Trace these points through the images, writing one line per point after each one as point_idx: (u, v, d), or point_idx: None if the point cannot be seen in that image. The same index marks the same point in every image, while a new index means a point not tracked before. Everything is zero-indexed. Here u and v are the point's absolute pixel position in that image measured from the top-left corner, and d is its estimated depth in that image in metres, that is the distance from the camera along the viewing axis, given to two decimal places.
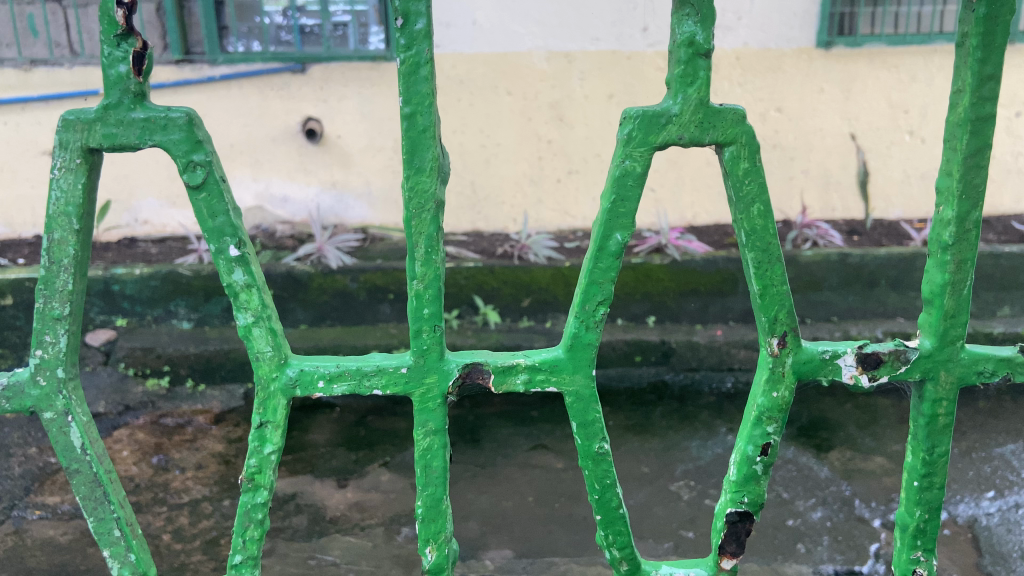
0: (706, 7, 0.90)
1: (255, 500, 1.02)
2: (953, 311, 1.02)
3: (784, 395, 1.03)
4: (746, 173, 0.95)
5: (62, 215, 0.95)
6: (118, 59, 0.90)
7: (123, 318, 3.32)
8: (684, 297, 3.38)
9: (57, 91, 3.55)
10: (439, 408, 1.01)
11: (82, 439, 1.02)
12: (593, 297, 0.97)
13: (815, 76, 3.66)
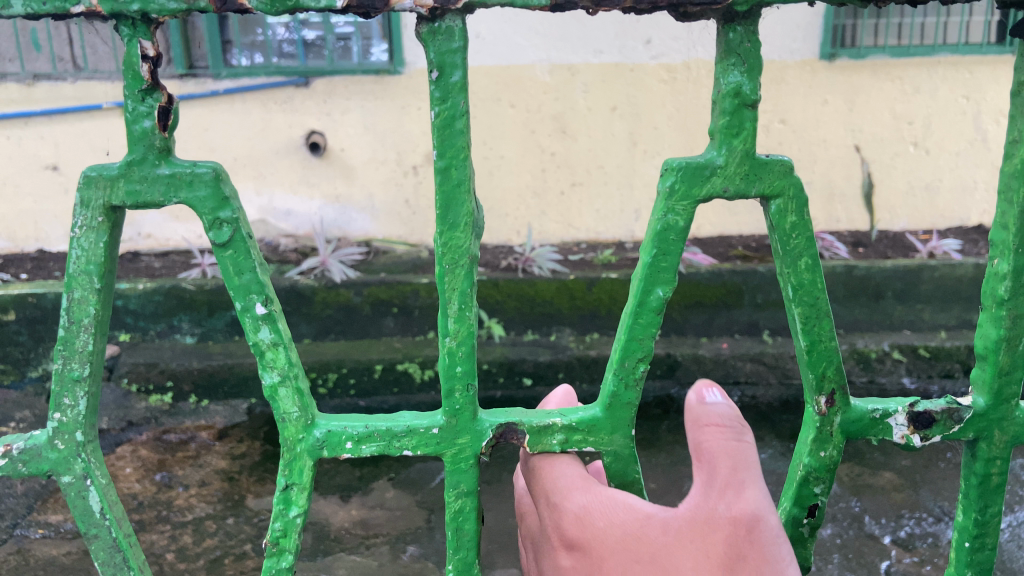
0: (754, 57, 0.89)
1: (279, 564, 0.98)
2: (1009, 367, 1.00)
3: (834, 454, 1.01)
4: (793, 227, 0.93)
5: (82, 274, 0.91)
6: (143, 114, 0.88)
7: (126, 333, 3.30)
8: (688, 310, 3.37)
9: (60, 106, 3.55)
10: (472, 469, 0.98)
11: (101, 503, 0.97)
12: (633, 353, 0.95)
13: (819, 88, 3.65)
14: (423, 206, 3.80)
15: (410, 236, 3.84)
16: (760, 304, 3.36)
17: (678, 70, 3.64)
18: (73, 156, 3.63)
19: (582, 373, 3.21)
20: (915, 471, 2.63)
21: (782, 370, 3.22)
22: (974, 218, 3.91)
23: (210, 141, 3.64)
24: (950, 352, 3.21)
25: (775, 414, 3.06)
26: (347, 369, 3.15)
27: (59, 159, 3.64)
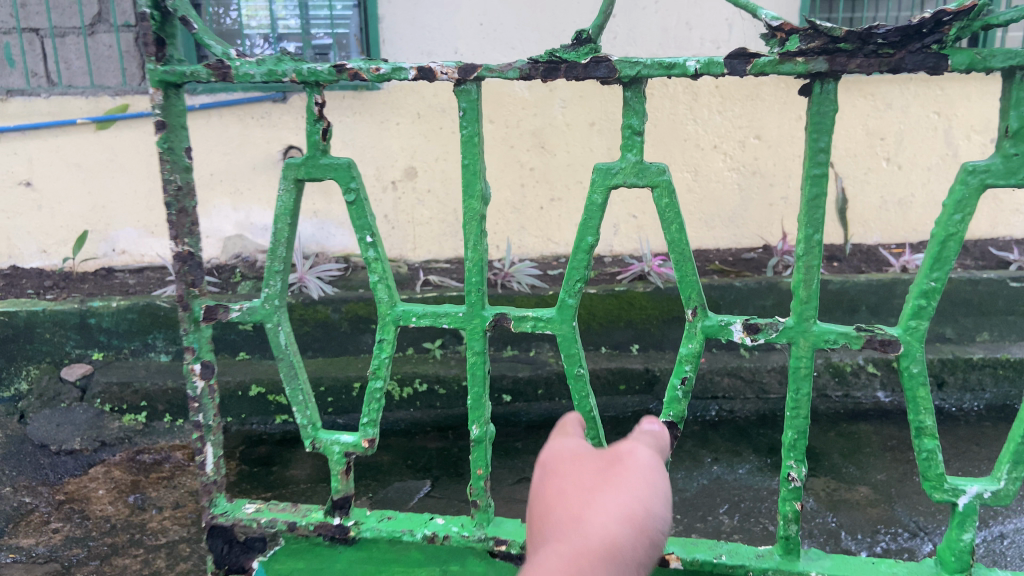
0: (636, 103, 1.15)
1: (376, 385, 1.35)
2: (807, 298, 1.20)
3: (693, 348, 1.25)
4: (667, 207, 1.18)
5: (282, 217, 1.30)
6: (315, 129, 1.25)
7: (100, 351, 3.25)
8: (667, 325, 3.37)
9: (33, 121, 3.52)
10: (483, 338, 1.33)
11: (286, 339, 1.38)
12: (572, 276, 1.24)
13: (794, 104, 3.71)
14: (402, 222, 3.79)
15: (389, 251, 3.82)
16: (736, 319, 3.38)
17: (654, 87, 3.67)
18: (47, 171, 3.59)
19: (561, 389, 3.21)
20: (889, 486, 2.65)
21: (759, 384, 3.26)
22: None
23: None
24: None
25: (753, 428, 3.08)
26: (324, 386, 3.13)
27: (33, 174, 3.59)
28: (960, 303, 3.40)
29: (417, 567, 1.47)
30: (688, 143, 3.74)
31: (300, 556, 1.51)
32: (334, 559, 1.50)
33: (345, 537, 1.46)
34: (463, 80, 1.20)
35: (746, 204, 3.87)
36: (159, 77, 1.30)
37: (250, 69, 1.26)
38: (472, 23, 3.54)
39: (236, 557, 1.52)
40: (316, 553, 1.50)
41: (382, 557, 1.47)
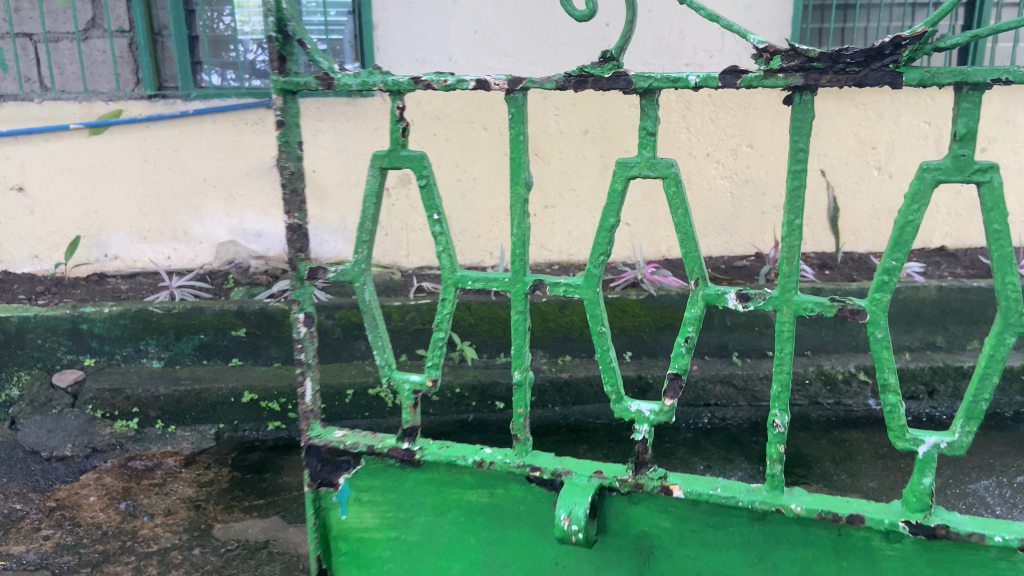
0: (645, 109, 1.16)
1: (438, 337, 1.35)
2: (787, 272, 1.19)
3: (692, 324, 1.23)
4: (675, 195, 1.18)
5: (368, 200, 1.32)
6: (395, 124, 1.27)
7: (92, 357, 3.24)
8: (660, 332, 3.38)
9: (26, 126, 3.51)
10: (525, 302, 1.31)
11: (369, 295, 1.37)
12: (597, 250, 1.24)
13: (785, 114, 3.74)
14: (396, 228, 3.80)
15: (383, 257, 3.83)
16: (728, 326, 3.40)
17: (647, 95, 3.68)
18: (39, 176, 3.58)
19: (555, 396, 3.23)
20: (880, 493, 2.67)
21: (751, 392, 3.29)
22: (936, 241, 3.99)
23: (180, 161, 3.62)
24: (914, 373, 3.28)
25: (745, 436, 3.10)
26: (317, 394, 3.13)
27: (25, 180, 3.59)
28: (951, 312, 3.42)
29: (472, 489, 1.47)
30: (681, 151, 3.76)
31: (376, 477, 1.52)
32: (403, 479, 1.51)
33: (411, 460, 1.46)
34: (511, 90, 1.22)
35: (738, 212, 3.89)
36: (280, 83, 1.33)
37: (347, 81, 1.29)
38: (466, 30, 3.56)
39: (327, 474, 1.54)
40: (390, 474, 1.51)
41: (440, 479, 1.49)
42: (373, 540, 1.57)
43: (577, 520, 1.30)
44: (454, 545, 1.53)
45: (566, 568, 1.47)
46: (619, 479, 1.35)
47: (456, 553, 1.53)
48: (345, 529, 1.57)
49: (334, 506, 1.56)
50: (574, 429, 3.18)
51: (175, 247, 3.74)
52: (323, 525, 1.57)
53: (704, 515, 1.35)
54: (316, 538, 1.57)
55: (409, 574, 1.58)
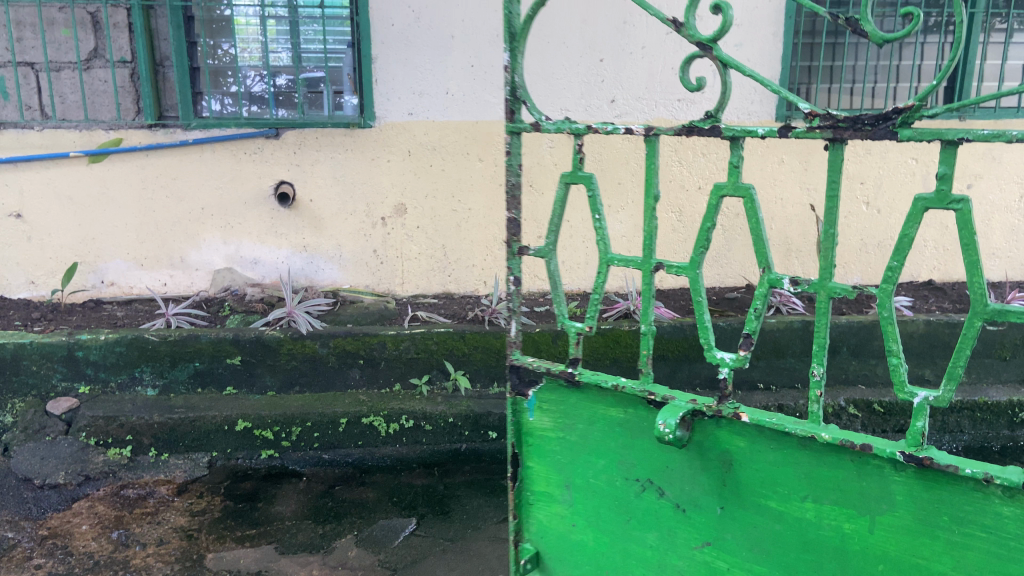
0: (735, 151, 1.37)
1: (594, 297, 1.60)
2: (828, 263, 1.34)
3: (759, 307, 1.39)
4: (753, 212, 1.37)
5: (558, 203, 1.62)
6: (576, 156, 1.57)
7: (86, 385, 3.25)
8: (652, 362, 3.41)
9: (26, 153, 3.55)
10: (651, 272, 1.53)
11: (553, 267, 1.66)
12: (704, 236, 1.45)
13: (775, 148, 3.82)
14: (391, 256, 3.83)
15: (378, 285, 3.86)
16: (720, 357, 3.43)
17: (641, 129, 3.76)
18: (38, 204, 3.62)
19: None
20: None
21: None
22: (924, 275, 4.05)
23: (179, 190, 3.66)
24: (902, 408, 3.36)
25: None
26: (311, 422, 3.14)
27: (24, 206, 3.62)
28: (939, 346, 3.46)
29: (614, 408, 1.66)
30: (673, 184, 3.83)
31: (554, 390, 1.75)
32: (568, 392, 1.73)
33: (573, 381, 1.69)
34: (646, 134, 1.46)
35: (729, 244, 3.94)
36: (512, 126, 1.67)
37: (546, 126, 1.59)
38: (463, 64, 3.63)
39: (523, 386, 1.80)
40: (561, 390, 1.74)
41: (594, 397, 1.69)
42: (547, 439, 1.80)
43: (668, 425, 1.47)
44: (601, 447, 1.71)
45: (673, 475, 1.60)
46: (707, 404, 1.49)
47: (602, 454, 1.71)
48: (529, 430, 1.82)
49: (523, 413, 1.82)
50: None
51: (171, 274, 3.76)
52: (518, 425, 1.84)
53: (767, 439, 1.44)
54: (512, 434, 1.84)
55: (572, 469, 1.78)
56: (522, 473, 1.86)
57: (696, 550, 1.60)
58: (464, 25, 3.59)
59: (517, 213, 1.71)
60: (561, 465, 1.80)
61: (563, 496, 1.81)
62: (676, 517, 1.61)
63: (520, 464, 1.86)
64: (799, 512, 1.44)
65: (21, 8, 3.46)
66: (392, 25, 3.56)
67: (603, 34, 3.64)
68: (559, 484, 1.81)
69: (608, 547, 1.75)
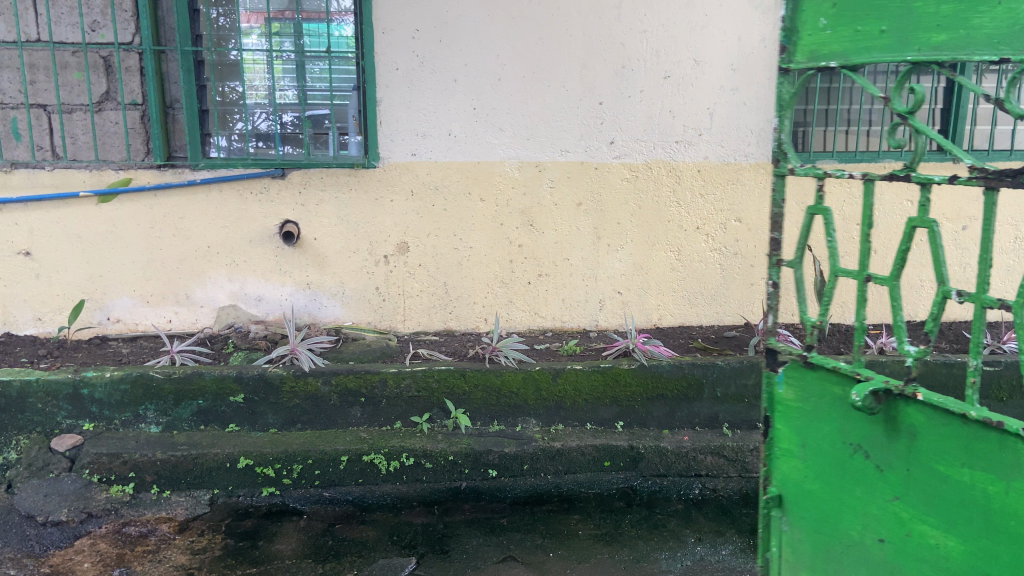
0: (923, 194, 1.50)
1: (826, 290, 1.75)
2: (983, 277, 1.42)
3: (934, 312, 1.50)
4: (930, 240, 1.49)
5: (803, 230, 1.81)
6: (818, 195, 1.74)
7: (90, 422, 3.28)
8: (651, 402, 3.44)
9: (36, 193, 3.63)
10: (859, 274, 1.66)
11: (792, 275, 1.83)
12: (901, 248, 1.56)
13: (772, 190, 3.90)
14: (393, 293, 3.88)
15: (380, 322, 3.90)
16: (719, 397, 3.45)
17: (640, 169, 3.83)
18: (46, 242, 3.68)
19: (546, 464, 3.27)
20: None
21: (742, 462, 3.34)
22: (921, 314, 4.11)
23: (185, 229, 3.72)
24: None
25: (735, 508, 3.14)
26: (312, 459, 3.16)
27: (33, 245, 3.68)
28: (936, 386, 3.50)
29: (836, 384, 1.71)
30: (672, 224, 3.89)
31: (797, 367, 1.82)
32: (809, 368, 1.78)
33: (807, 361, 1.78)
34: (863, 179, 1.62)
35: (728, 283, 3.99)
36: (777, 172, 1.81)
37: (798, 170, 1.76)
38: (465, 107, 3.71)
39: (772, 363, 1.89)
40: (799, 367, 1.81)
41: (826, 373, 1.74)
42: (790, 407, 1.84)
43: (858, 393, 1.56)
44: (827, 414, 1.74)
45: (874, 440, 1.62)
46: (895, 383, 1.56)
47: (827, 419, 1.74)
48: (777, 399, 1.88)
49: (773, 384, 1.88)
50: (566, 498, 3.20)
51: (176, 311, 3.81)
52: (770, 393, 1.90)
53: (933, 410, 1.48)
54: (764, 399, 1.91)
55: (801, 435, 1.82)
56: (770, 434, 1.91)
57: (890, 504, 1.61)
58: (466, 69, 3.67)
59: (779, 236, 1.87)
60: (794, 430, 1.84)
61: (796, 457, 1.84)
62: (876, 477, 1.63)
63: (770, 426, 1.91)
64: (957, 476, 1.45)
65: (35, 52, 3.55)
66: (396, 68, 3.64)
67: (602, 78, 3.73)
68: (797, 447, 1.83)
69: (827, 503, 1.76)
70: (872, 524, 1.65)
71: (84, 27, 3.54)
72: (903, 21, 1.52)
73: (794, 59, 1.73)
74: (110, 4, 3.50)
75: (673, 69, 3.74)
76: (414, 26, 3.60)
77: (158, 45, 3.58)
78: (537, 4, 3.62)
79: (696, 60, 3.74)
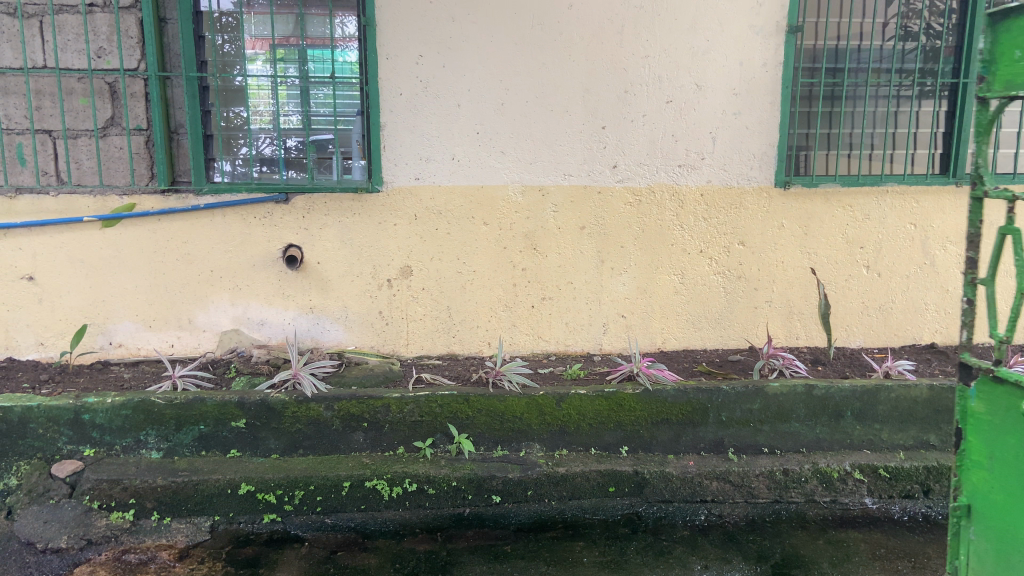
0: None
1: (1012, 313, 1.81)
2: None
3: None
4: None
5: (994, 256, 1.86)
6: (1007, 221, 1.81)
7: (91, 448, 3.26)
8: (655, 426, 3.41)
9: (40, 218, 3.64)
10: None
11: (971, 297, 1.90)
12: None
13: (775, 213, 3.90)
14: (397, 318, 3.87)
15: (382, 346, 3.88)
16: (724, 422, 3.43)
17: (643, 193, 3.84)
18: (50, 267, 3.68)
19: (551, 490, 3.23)
20: None
21: (747, 488, 3.31)
22: (926, 338, 4.09)
23: (188, 254, 3.73)
24: (909, 472, 3.35)
25: (741, 534, 3.10)
26: (313, 486, 3.14)
27: (36, 269, 3.68)
28: (942, 411, 3.49)
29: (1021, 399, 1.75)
30: (675, 248, 3.89)
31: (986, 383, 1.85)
32: (998, 382, 1.81)
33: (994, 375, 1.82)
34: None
35: (731, 307, 3.98)
36: (975, 194, 1.86)
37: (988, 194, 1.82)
38: (468, 132, 3.73)
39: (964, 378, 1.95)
40: (987, 383, 1.84)
41: (1012, 389, 1.77)
42: (982, 420, 1.87)
43: None
44: (1016, 429, 1.77)
45: None
46: None
47: (1014, 434, 1.78)
48: (970, 411, 1.91)
49: (966, 397, 1.92)
50: (570, 524, 3.17)
51: (178, 335, 3.80)
52: (964, 406, 1.94)
53: None
54: (957, 411, 1.95)
55: (991, 450, 1.84)
56: (961, 445, 1.94)
57: None
58: (470, 94, 3.69)
59: (972, 254, 1.90)
60: (982, 445, 1.87)
61: (986, 469, 1.86)
62: None
63: (961, 438, 1.94)
64: None
65: (41, 78, 3.57)
66: (399, 93, 3.66)
67: (604, 103, 3.74)
68: (985, 458, 1.87)
69: (1014, 513, 1.79)
70: None
71: (90, 53, 3.56)
72: None
73: (992, 88, 1.80)
74: (117, 30, 3.53)
75: (675, 93, 3.76)
76: (418, 52, 3.62)
77: (164, 71, 3.61)
78: (539, 29, 3.65)
79: (698, 85, 3.76)
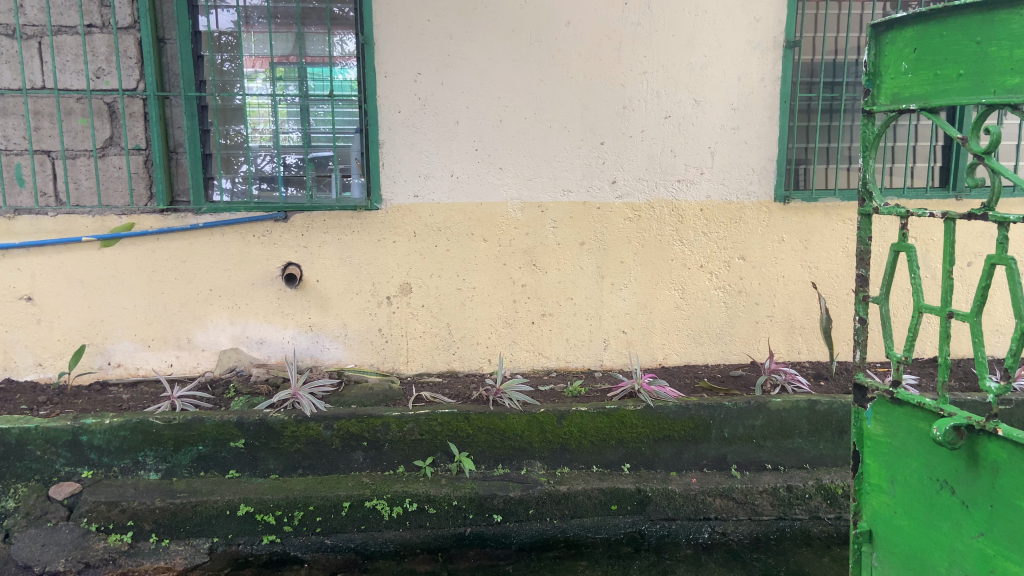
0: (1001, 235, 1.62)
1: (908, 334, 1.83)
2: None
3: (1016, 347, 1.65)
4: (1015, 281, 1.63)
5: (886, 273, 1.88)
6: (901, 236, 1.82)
7: (89, 469, 3.24)
8: (657, 443, 3.39)
9: (39, 238, 3.63)
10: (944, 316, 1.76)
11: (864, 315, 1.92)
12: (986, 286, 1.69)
13: (775, 228, 3.89)
14: (396, 335, 3.86)
15: (382, 364, 3.86)
16: (727, 438, 3.40)
17: (642, 209, 3.83)
18: (49, 287, 3.67)
19: (552, 508, 3.20)
20: None
21: (751, 505, 3.28)
22: (930, 352, 4.07)
23: (187, 273, 3.71)
24: None
25: (745, 553, 3.07)
26: (313, 506, 3.11)
27: (34, 290, 3.67)
28: None
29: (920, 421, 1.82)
30: (675, 263, 3.88)
31: (883, 406, 1.93)
32: (896, 404, 1.88)
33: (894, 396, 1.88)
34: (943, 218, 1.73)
35: (732, 322, 3.96)
36: (863, 210, 1.93)
37: (882, 209, 1.84)
38: (467, 149, 3.73)
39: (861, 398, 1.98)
40: (886, 405, 1.92)
41: (911, 413, 1.84)
42: (880, 442, 1.95)
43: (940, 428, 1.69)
44: (916, 453, 1.85)
45: (953, 480, 1.75)
46: (977, 420, 1.67)
47: (913, 459, 1.85)
48: (867, 433, 1.99)
49: (863, 420, 1.99)
50: (572, 544, 3.14)
51: (178, 355, 3.78)
52: (859, 429, 2.01)
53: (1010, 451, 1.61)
54: (853, 434, 2.02)
55: (892, 473, 1.92)
56: (860, 468, 2.02)
57: (974, 539, 1.71)
58: (468, 111, 3.69)
59: (862, 271, 1.94)
60: (884, 469, 1.94)
61: (885, 493, 1.95)
62: (960, 513, 1.74)
63: (859, 461, 2.02)
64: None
65: (40, 98, 3.57)
66: (398, 111, 3.66)
67: (602, 118, 3.75)
68: (886, 482, 1.94)
69: (917, 538, 1.85)
70: (958, 560, 1.76)
71: (90, 73, 3.57)
72: (980, 69, 1.65)
73: (878, 101, 1.89)
74: (116, 51, 3.54)
75: (674, 108, 3.76)
76: (417, 69, 3.62)
77: (163, 91, 3.61)
78: (537, 46, 3.66)
79: (696, 100, 3.76)
